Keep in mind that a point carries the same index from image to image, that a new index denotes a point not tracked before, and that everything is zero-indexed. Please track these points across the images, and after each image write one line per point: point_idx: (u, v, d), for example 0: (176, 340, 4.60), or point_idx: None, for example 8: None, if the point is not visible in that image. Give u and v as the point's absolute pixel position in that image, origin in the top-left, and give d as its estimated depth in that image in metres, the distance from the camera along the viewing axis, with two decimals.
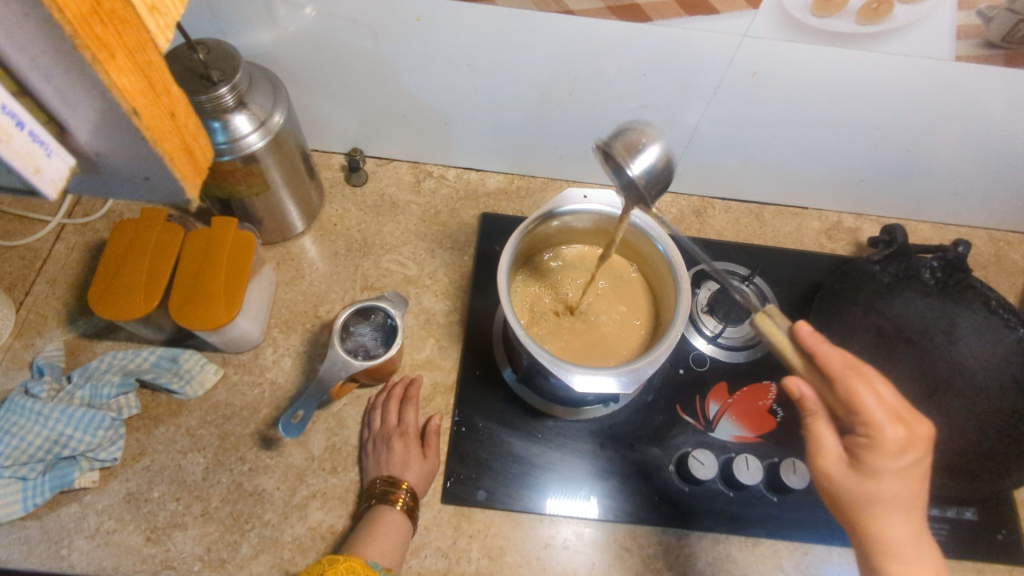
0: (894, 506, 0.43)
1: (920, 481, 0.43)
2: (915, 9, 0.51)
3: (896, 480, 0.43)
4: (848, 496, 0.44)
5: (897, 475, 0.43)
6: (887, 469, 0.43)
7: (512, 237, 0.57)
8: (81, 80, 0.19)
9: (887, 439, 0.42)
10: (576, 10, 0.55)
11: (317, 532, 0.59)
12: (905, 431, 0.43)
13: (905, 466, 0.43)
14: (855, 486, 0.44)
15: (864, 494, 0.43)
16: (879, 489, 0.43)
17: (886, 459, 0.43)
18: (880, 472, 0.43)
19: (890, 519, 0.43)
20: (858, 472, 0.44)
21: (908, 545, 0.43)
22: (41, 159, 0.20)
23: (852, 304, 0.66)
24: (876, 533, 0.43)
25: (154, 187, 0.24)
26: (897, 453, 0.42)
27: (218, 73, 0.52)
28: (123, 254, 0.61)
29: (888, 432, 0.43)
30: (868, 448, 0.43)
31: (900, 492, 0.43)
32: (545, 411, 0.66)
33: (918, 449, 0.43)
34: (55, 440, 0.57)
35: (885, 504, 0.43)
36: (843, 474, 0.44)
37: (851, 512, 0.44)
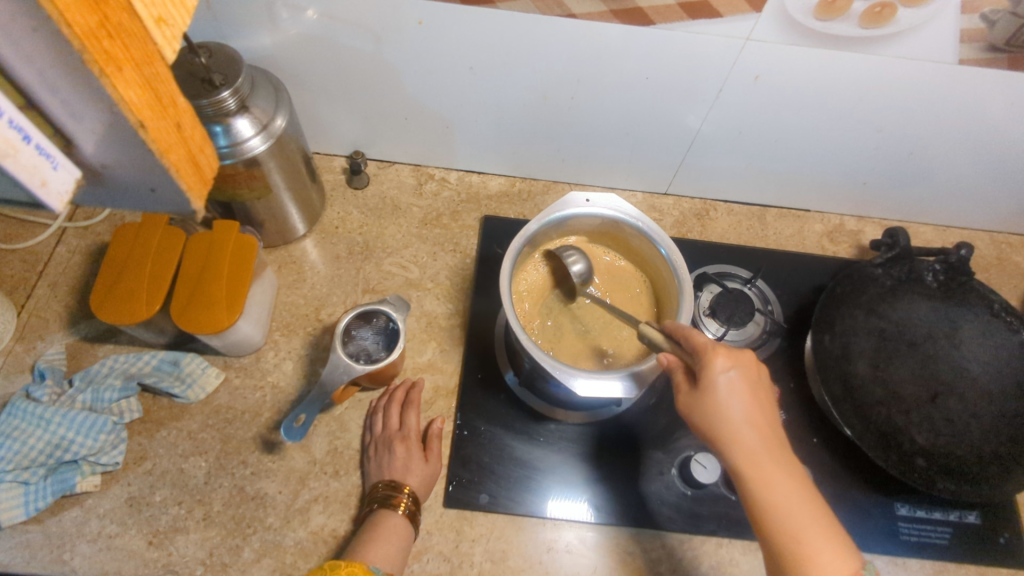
0: (743, 423, 0.42)
1: (759, 401, 0.43)
2: (918, 13, 0.51)
3: (729, 396, 0.43)
4: (702, 426, 0.43)
5: (730, 389, 0.43)
6: (719, 382, 0.43)
7: (515, 242, 0.57)
8: (87, 94, 0.19)
9: (715, 357, 0.44)
10: (579, 13, 0.54)
11: (319, 536, 0.59)
12: (734, 352, 0.44)
13: (733, 382, 0.43)
14: (701, 409, 0.44)
15: (709, 414, 0.43)
16: (722, 407, 0.43)
17: (715, 372, 0.43)
18: (709, 388, 0.43)
19: (745, 437, 0.42)
20: (694, 396, 0.44)
21: (764, 463, 0.41)
22: (48, 171, 0.20)
23: (855, 307, 0.65)
24: (741, 457, 0.41)
25: (161, 199, 0.23)
26: (723, 368, 0.43)
27: (219, 77, 0.52)
28: (124, 258, 0.60)
29: (713, 353, 0.44)
30: (696, 369, 0.45)
31: (738, 407, 0.42)
32: (548, 415, 0.65)
33: (747, 367, 0.44)
34: (56, 445, 0.57)
35: (728, 420, 0.42)
36: (694, 402, 0.44)
37: (714, 443, 0.43)
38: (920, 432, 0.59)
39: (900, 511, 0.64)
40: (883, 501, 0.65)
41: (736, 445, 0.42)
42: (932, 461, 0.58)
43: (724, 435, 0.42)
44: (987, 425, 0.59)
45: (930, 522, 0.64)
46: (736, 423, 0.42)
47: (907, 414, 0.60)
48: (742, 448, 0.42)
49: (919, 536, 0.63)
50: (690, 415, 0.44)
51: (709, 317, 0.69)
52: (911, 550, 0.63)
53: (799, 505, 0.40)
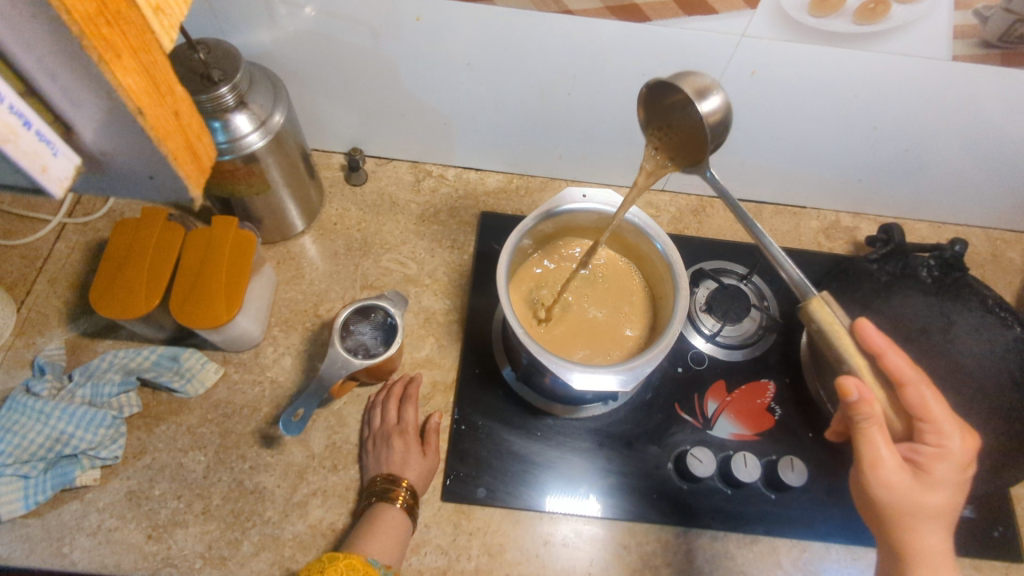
0: (935, 514, 0.47)
1: (956, 498, 0.47)
2: (911, 9, 0.52)
3: (949, 491, 0.47)
4: (897, 511, 0.47)
5: (948, 487, 0.47)
6: (946, 479, 0.46)
7: (513, 233, 0.57)
8: (86, 81, 0.19)
9: (963, 449, 0.46)
10: (575, 10, 0.55)
11: (317, 529, 0.59)
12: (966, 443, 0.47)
13: (949, 480, 0.46)
14: (911, 499, 0.46)
15: (908, 505, 0.46)
16: (927, 497, 0.46)
17: (947, 467, 0.46)
18: (937, 483, 0.46)
19: (933, 533, 0.47)
20: (916, 486, 0.46)
21: (936, 554, 0.47)
22: (48, 157, 0.20)
23: (852, 303, 0.67)
24: (920, 545, 0.47)
25: (159, 186, 0.24)
26: (966, 466, 0.47)
27: (219, 73, 0.52)
28: (124, 253, 0.61)
29: (949, 442, 0.46)
30: (939, 461, 0.46)
31: (943, 504, 0.47)
32: (545, 410, 0.66)
33: (964, 460, 0.47)
34: (56, 439, 0.58)
35: (925, 515, 0.46)
36: (906, 488, 0.46)
37: (893, 523, 0.47)
38: None
39: None
40: None
41: (920, 535, 0.47)
42: None
43: (911, 523, 0.47)
44: (981, 417, 0.60)
45: None
46: (933, 516, 0.47)
47: None
48: (930, 541, 0.47)
49: None
50: (890, 494, 0.46)
51: (706, 313, 0.70)
52: None
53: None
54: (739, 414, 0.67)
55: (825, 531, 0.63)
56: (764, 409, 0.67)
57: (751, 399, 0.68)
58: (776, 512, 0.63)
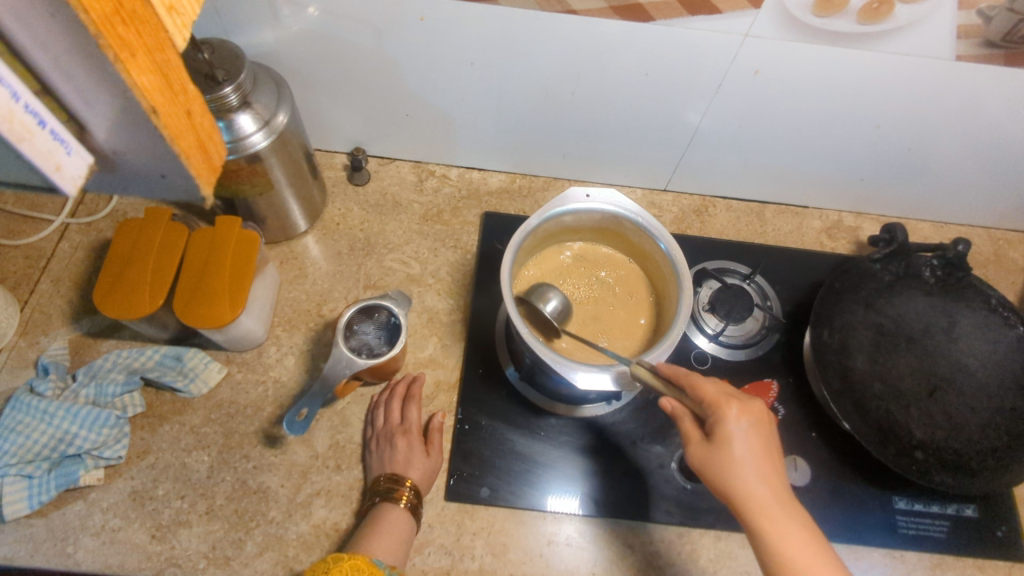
0: (755, 479, 0.43)
1: (770, 456, 0.45)
2: (915, 9, 0.52)
3: (741, 447, 0.44)
4: (716, 478, 0.44)
5: (743, 442, 0.44)
6: (736, 435, 0.44)
7: (517, 234, 0.57)
8: (102, 80, 0.19)
9: (730, 410, 0.45)
10: (579, 10, 0.55)
11: (321, 529, 0.59)
12: (738, 405, 0.46)
13: (750, 438, 0.45)
14: (715, 461, 0.44)
15: (725, 465, 0.44)
16: (739, 458, 0.44)
17: (727, 424, 0.45)
18: (723, 441, 0.44)
19: (758, 491, 0.43)
20: (708, 450, 0.45)
21: (785, 522, 0.42)
22: (62, 156, 0.20)
23: (854, 302, 0.65)
24: (753, 508, 0.43)
25: (171, 184, 0.24)
26: (738, 422, 0.45)
27: (223, 73, 0.52)
28: (128, 253, 0.61)
29: (725, 404, 0.46)
30: (712, 423, 0.45)
31: (752, 461, 0.44)
32: (549, 409, 0.66)
33: (752, 418, 0.45)
34: (60, 438, 0.58)
35: (743, 475, 0.43)
36: (704, 456, 0.45)
37: (726, 495, 0.44)
38: (919, 427, 0.60)
39: (897, 504, 0.65)
40: (881, 494, 0.65)
41: (750, 498, 0.43)
42: (929, 454, 0.59)
43: (738, 485, 0.43)
44: (984, 420, 0.60)
45: (928, 516, 0.64)
46: (737, 477, 0.43)
47: (906, 409, 0.60)
48: (756, 501, 0.43)
49: (917, 529, 0.64)
50: (708, 466, 0.45)
51: (710, 312, 0.70)
52: (909, 543, 0.63)
53: (812, 555, 0.41)
54: None
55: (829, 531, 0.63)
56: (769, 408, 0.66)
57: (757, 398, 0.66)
58: None
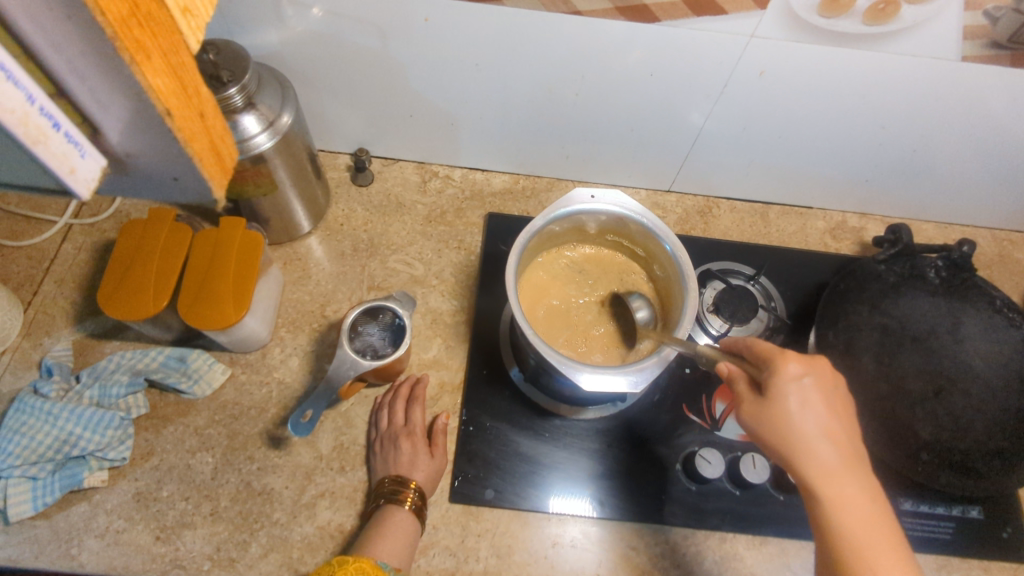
0: (817, 439, 0.39)
1: (835, 414, 0.41)
2: (921, 10, 0.52)
3: (802, 405, 0.40)
4: (771, 438, 0.40)
5: (803, 400, 0.40)
6: (794, 394, 0.40)
7: (521, 235, 0.57)
8: (116, 83, 0.19)
9: (791, 366, 0.41)
10: (584, 11, 0.55)
11: (325, 531, 0.59)
12: (801, 361, 0.41)
13: (809, 395, 0.40)
14: (771, 420, 0.40)
15: (781, 425, 0.40)
16: (797, 417, 0.40)
17: (786, 381, 0.40)
18: (781, 399, 0.40)
19: (820, 451, 0.39)
20: (762, 407, 0.41)
21: (844, 485, 0.39)
22: (76, 160, 0.20)
23: (859, 304, 0.65)
24: (812, 469, 0.39)
25: (183, 187, 0.24)
26: (799, 378, 0.40)
27: (228, 73, 0.52)
28: (131, 254, 0.61)
29: (785, 360, 0.41)
30: (768, 378, 0.41)
31: (813, 420, 0.40)
32: (553, 411, 0.66)
33: (815, 375, 0.41)
34: (64, 440, 0.57)
35: (803, 435, 0.39)
36: (757, 414, 0.41)
37: (782, 455, 0.40)
38: (924, 427, 0.60)
39: (903, 505, 0.65)
40: (886, 496, 0.65)
41: (809, 459, 0.39)
42: (935, 456, 0.60)
43: (797, 446, 0.39)
44: (990, 421, 0.60)
45: (933, 517, 0.64)
46: (797, 437, 0.39)
47: (912, 409, 0.60)
48: (815, 462, 0.39)
49: (922, 531, 0.64)
50: (764, 426, 0.41)
51: (713, 313, 0.69)
52: (914, 544, 0.63)
53: (871, 524, 0.38)
54: None
55: None
56: None
57: None
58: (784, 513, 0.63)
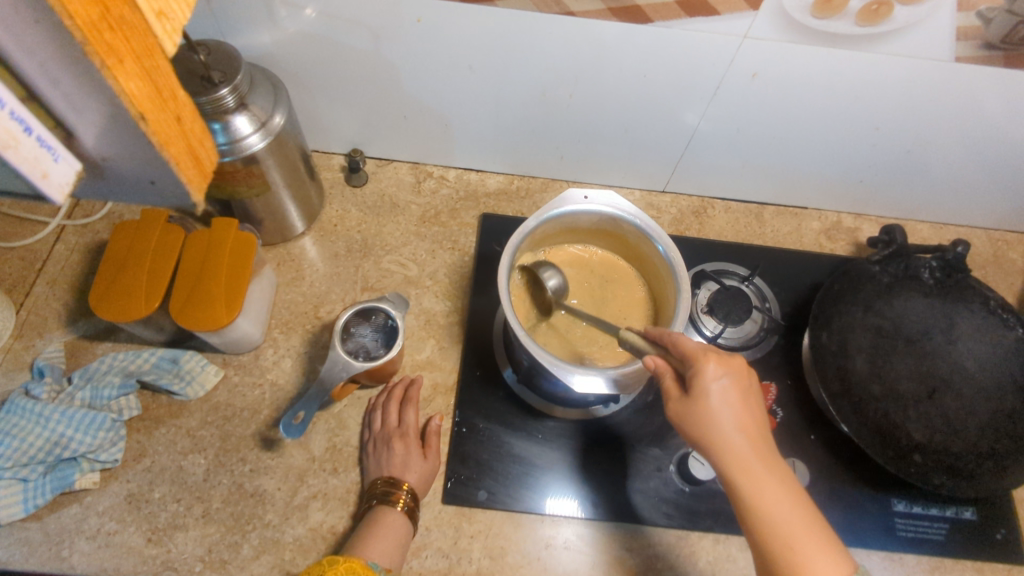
0: (733, 431, 0.41)
1: (750, 408, 0.42)
2: (915, 10, 0.52)
3: (719, 402, 0.42)
4: (692, 432, 0.42)
5: (720, 397, 0.42)
6: (709, 387, 0.42)
7: (514, 237, 0.57)
8: (88, 86, 0.19)
9: (708, 365, 0.43)
10: (577, 11, 0.55)
11: (318, 532, 0.59)
12: (719, 358, 0.43)
13: (724, 389, 0.42)
14: (694, 416, 0.42)
15: (702, 420, 0.42)
16: (713, 410, 0.42)
17: (703, 376, 0.42)
18: (701, 396, 0.42)
19: (737, 444, 0.41)
20: (685, 405, 0.43)
21: (764, 471, 0.40)
22: (49, 163, 0.20)
23: (853, 304, 0.65)
24: (730, 459, 0.41)
25: (161, 191, 0.23)
26: (716, 376, 0.42)
27: (219, 74, 0.52)
28: (123, 255, 0.60)
29: (704, 359, 0.43)
30: (689, 375, 0.43)
31: (728, 414, 0.41)
32: (547, 412, 0.66)
33: (730, 371, 0.43)
34: (55, 442, 0.57)
35: (722, 429, 0.41)
36: (682, 411, 0.43)
37: (705, 450, 0.42)
38: (917, 429, 0.59)
39: (896, 507, 0.65)
40: (880, 497, 0.65)
41: (730, 453, 0.41)
42: (929, 458, 0.58)
43: (716, 440, 0.41)
44: (983, 421, 0.60)
45: (927, 518, 0.64)
46: (714, 435, 0.41)
47: (904, 411, 0.60)
48: (736, 457, 0.40)
49: (916, 532, 0.64)
50: (687, 421, 0.43)
51: (708, 314, 0.69)
52: (908, 545, 0.63)
53: (797, 519, 0.39)
54: None
55: None
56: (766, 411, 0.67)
57: None
58: None
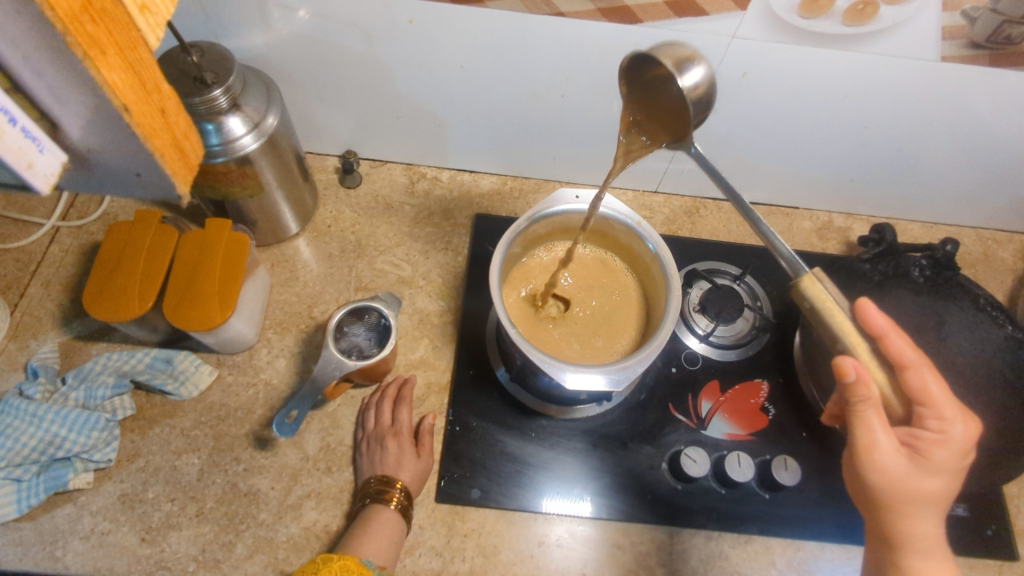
0: (936, 499, 0.46)
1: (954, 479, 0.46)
2: (899, 11, 0.52)
3: (941, 475, 0.45)
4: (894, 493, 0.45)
5: (947, 473, 0.45)
6: (948, 462, 0.45)
7: (506, 233, 0.57)
8: (72, 77, 0.19)
9: (957, 433, 0.45)
10: (567, 12, 0.55)
11: (311, 531, 0.59)
12: (966, 430, 0.45)
13: (954, 463, 0.45)
14: (907, 481, 0.45)
15: (913, 488, 0.45)
16: (929, 483, 0.45)
17: (948, 451, 0.45)
18: (931, 473, 0.45)
19: (929, 511, 0.46)
20: (909, 472, 0.45)
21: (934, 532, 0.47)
22: (34, 154, 0.21)
23: (845, 302, 0.66)
24: (911, 518, 0.46)
25: (146, 183, 0.24)
26: (959, 451, 0.45)
27: (211, 75, 0.52)
28: (116, 256, 0.61)
29: (955, 428, 0.45)
30: (929, 441, 0.45)
31: (941, 487, 0.46)
32: (540, 411, 0.66)
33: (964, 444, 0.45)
34: (49, 441, 0.57)
35: (927, 493, 0.45)
36: (904, 470, 0.45)
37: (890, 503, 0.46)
38: None
39: None
40: None
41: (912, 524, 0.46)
42: None
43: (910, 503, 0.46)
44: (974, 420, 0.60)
45: None
46: (910, 498, 0.45)
47: None
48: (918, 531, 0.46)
49: None
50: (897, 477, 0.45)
51: (699, 313, 0.70)
52: None
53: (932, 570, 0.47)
54: (733, 414, 0.67)
55: (818, 530, 0.63)
56: (758, 409, 0.68)
57: (745, 398, 0.68)
58: (770, 512, 0.63)
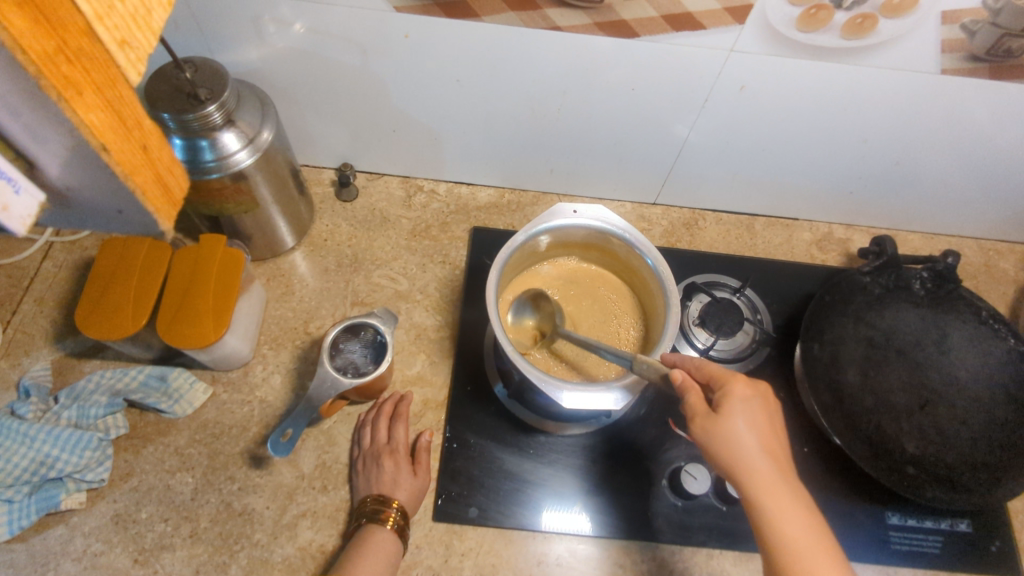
0: (758, 452, 0.42)
1: (774, 433, 0.44)
2: (898, 24, 0.52)
3: (748, 424, 0.43)
4: (713, 450, 0.43)
5: (750, 420, 0.43)
6: (740, 410, 0.43)
7: (502, 250, 0.56)
8: (49, 119, 0.19)
9: (735, 386, 0.45)
10: (564, 26, 0.55)
11: (307, 551, 0.58)
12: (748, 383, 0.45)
13: (755, 411, 0.44)
14: (717, 435, 0.43)
15: (727, 437, 0.42)
16: (741, 436, 0.42)
17: (736, 399, 0.44)
18: (728, 414, 0.43)
19: (761, 466, 0.42)
20: (711, 421, 0.44)
21: (782, 488, 0.41)
22: (10, 195, 0.20)
23: (843, 317, 0.64)
24: (755, 480, 0.41)
25: (128, 220, 0.23)
26: (745, 397, 0.44)
27: (205, 91, 0.52)
28: (108, 273, 0.60)
29: (734, 383, 0.45)
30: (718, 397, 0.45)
31: (757, 441, 0.42)
32: (538, 427, 0.65)
33: (755, 395, 0.44)
34: (41, 462, 0.56)
35: (746, 446, 0.42)
36: (707, 426, 0.44)
37: (726, 468, 0.42)
38: (911, 441, 0.59)
39: (890, 520, 0.64)
40: (874, 510, 0.64)
41: (749, 470, 0.42)
42: (921, 468, 0.58)
43: (738, 459, 0.42)
44: (977, 434, 0.59)
45: (921, 531, 0.64)
46: (735, 454, 0.42)
47: (897, 423, 0.59)
48: (756, 477, 0.41)
49: (911, 545, 0.63)
50: (708, 433, 0.43)
51: (699, 326, 0.68)
52: (902, 558, 0.63)
53: (813, 545, 0.40)
54: None
55: None
56: None
57: None
58: None
